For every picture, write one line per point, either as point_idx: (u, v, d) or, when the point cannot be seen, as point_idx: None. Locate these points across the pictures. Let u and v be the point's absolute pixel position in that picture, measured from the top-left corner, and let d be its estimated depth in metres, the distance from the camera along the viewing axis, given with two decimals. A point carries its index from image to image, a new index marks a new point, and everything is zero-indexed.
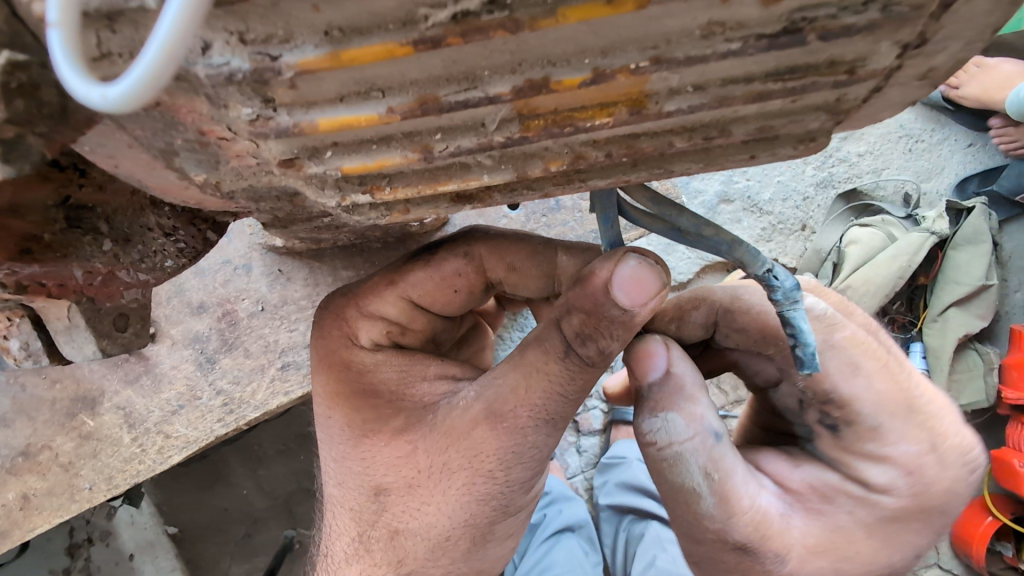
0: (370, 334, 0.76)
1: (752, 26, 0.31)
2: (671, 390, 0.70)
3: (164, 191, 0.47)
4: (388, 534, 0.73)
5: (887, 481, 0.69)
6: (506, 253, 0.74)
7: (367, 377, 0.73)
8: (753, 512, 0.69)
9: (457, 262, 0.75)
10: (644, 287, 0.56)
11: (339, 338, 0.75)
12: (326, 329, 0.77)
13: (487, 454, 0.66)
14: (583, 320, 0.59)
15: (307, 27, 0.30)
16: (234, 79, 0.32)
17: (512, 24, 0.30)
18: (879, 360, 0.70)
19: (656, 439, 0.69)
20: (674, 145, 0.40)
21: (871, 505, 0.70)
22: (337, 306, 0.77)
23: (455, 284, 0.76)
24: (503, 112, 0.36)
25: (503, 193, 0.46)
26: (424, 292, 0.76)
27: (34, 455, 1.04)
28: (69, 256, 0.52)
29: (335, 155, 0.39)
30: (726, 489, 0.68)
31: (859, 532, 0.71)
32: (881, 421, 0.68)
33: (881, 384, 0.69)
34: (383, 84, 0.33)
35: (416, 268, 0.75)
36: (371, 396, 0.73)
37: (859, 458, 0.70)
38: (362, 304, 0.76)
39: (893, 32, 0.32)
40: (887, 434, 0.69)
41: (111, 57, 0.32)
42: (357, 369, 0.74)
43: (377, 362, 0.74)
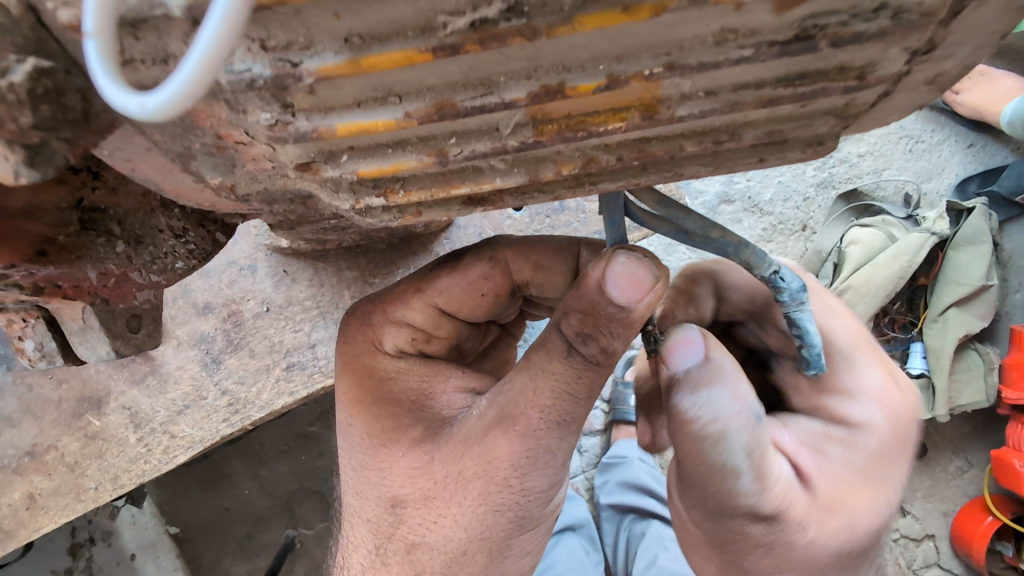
0: (394, 342, 0.76)
1: (764, 33, 0.32)
2: (709, 373, 0.67)
3: (179, 193, 0.47)
4: (405, 547, 0.73)
5: (870, 416, 0.72)
6: (531, 252, 0.75)
7: (388, 384, 0.74)
8: (784, 485, 0.67)
9: (483, 266, 0.76)
10: (637, 281, 0.57)
11: (364, 344, 0.76)
12: (354, 334, 0.77)
13: (502, 462, 0.66)
14: (581, 319, 0.60)
15: (327, 34, 0.31)
16: (255, 85, 0.32)
17: (530, 31, 0.30)
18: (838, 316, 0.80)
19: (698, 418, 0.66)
20: (685, 148, 0.40)
21: (859, 446, 0.71)
22: (364, 311, 0.77)
23: (482, 287, 0.76)
24: (517, 117, 0.36)
25: (514, 196, 0.46)
26: (451, 299, 0.76)
27: (39, 455, 1.04)
28: (83, 258, 0.52)
29: (351, 158, 0.39)
30: (764, 464, 0.66)
31: (858, 477, 0.71)
32: (851, 352, 0.75)
33: (841, 332, 0.77)
34: (400, 90, 0.34)
35: (443, 273, 0.76)
36: (392, 404, 0.73)
37: (836, 401, 0.73)
38: (390, 310, 0.77)
39: (902, 38, 0.32)
40: (854, 374, 0.74)
41: (134, 63, 0.32)
42: (380, 375, 0.74)
43: (400, 370, 0.75)
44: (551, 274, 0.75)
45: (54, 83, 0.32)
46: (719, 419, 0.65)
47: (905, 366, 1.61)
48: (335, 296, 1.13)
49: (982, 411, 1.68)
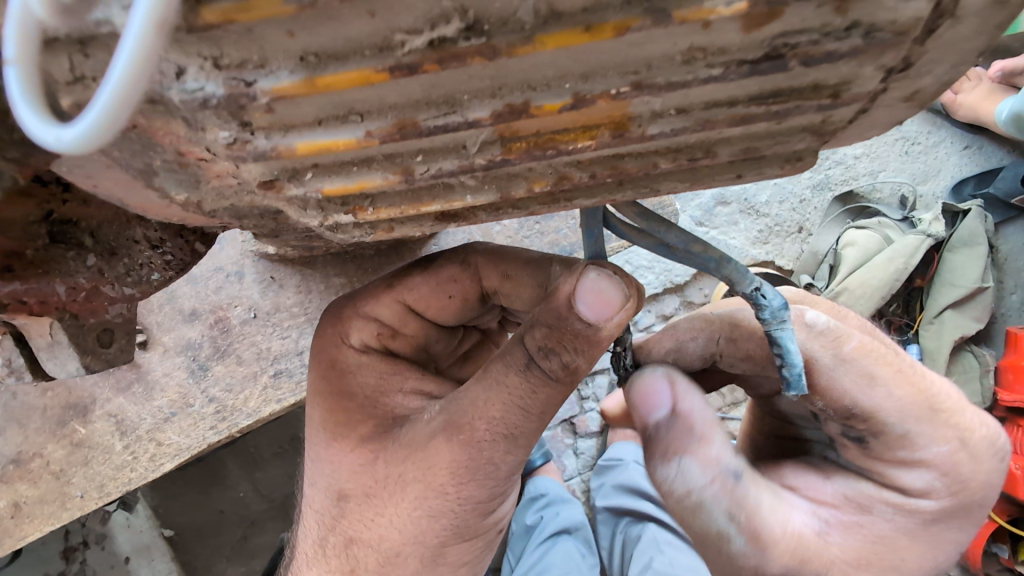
0: (361, 337, 0.74)
1: (733, 52, 0.31)
2: (682, 428, 0.65)
3: (146, 209, 0.46)
4: (343, 541, 0.71)
5: (925, 488, 0.64)
6: (501, 261, 0.74)
7: (346, 378, 0.71)
8: (789, 538, 0.63)
9: (453, 269, 0.76)
10: (603, 300, 0.57)
11: (330, 336, 0.74)
12: (324, 327, 0.75)
13: (444, 467, 0.63)
14: (546, 334, 0.59)
15: (282, 51, 0.30)
16: (209, 104, 0.31)
17: (490, 50, 0.29)
18: (892, 364, 0.65)
19: (674, 488, 0.64)
20: (659, 166, 0.39)
21: (913, 510, 0.64)
22: (336, 306, 0.76)
23: (450, 290, 0.76)
24: (484, 135, 0.35)
25: (488, 212, 0.45)
26: (419, 299, 0.76)
27: (24, 463, 1.03)
28: (51, 272, 0.52)
29: (315, 176, 0.38)
30: (755, 524, 0.62)
31: (904, 540, 0.65)
32: (909, 428, 0.63)
33: (900, 391, 0.64)
34: (361, 108, 0.33)
35: (415, 273, 0.76)
36: (346, 399, 0.70)
37: (893, 465, 0.65)
38: (359, 304, 0.75)
39: (877, 56, 0.31)
40: (917, 438, 0.64)
41: (84, 81, 0.31)
42: (340, 368, 0.72)
43: (360, 365, 0.72)
44: (518, 286, 0.74)
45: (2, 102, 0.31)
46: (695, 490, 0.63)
47: None
48: (322, 302, 1.12)
49: None
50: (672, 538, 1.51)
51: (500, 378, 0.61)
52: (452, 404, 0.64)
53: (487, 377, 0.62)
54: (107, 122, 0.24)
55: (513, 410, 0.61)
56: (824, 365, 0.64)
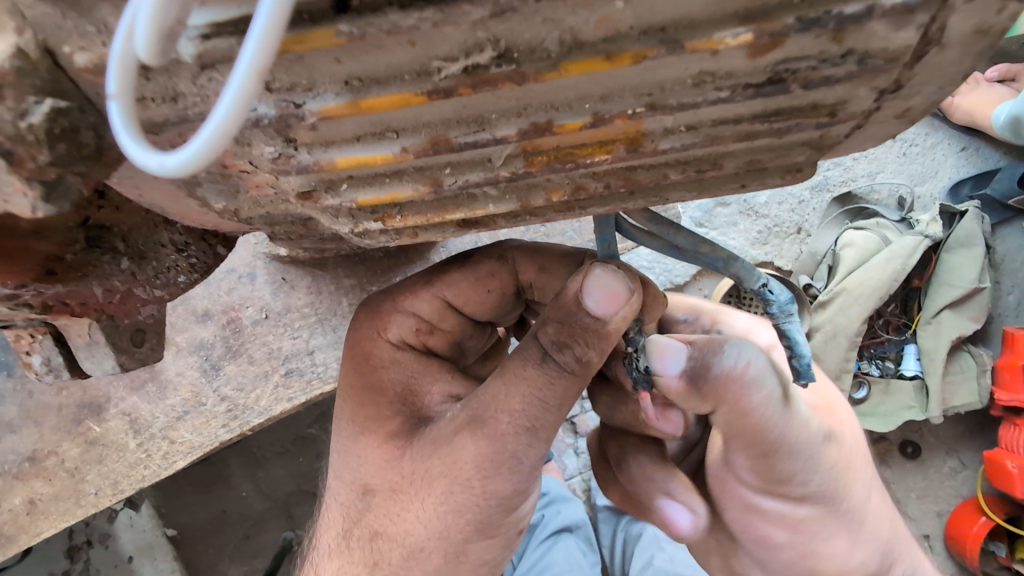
0: (398, 331, 0.77)
1: (739, 76, 0.34)
2: (707, 347, 0.68)
3: (184, 216, 0.49)
4: (368, 536, 0.72)
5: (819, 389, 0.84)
6: (538, 255, 0.78)
7: (378, 373, 0.74)
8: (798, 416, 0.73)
9: (491, 264, 0.80)
10: (608, 292, 0.60)
11: (368, 331, 0.77)
12: (362, 321, 0.78)
13: (469, 461, 0.65)
14: (558, 328, 0.62)
15: (329, 76, 0.33)
16: (260, 123, 0.34)
17: (519, 76, 0.32)
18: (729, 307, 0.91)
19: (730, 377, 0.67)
20: (669, 177, 0.42)
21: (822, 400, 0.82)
22: (374, 302, 0.79)
23: (489, 284, 0.79)
24: (509, 150, 0.38)
25: (507, 219, 0.48)
26: (459, 294, 0.79)
27: (40, 460, 1.06)
28: (89, 275, 0.54)
29: (350, 187, 0.41)
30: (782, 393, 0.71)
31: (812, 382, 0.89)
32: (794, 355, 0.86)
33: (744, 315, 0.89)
34: (397, 126, 0.36)
35: (455, 268, 0.79)
36: (377, 394, 0.73)
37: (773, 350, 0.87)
38: (398, 300, 0.78)
39: (870, 80, 0.34)
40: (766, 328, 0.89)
41: (145, 101, 0.34)
42: (373, 363, 0.75)
43: (394, 360, 0.75)
44: (551, 279, 0.77)
45: (69, 121, 0.34)
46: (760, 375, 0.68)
47: (900, 367, 1.64)
48: (332, 303, 1.15)
49: (975, 412, 1.71)
50: None
51: (518, 369, 0.64)
52: (476, 400, 0.66)
53: (510, 374, 0.64)
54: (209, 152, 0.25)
55: (526, 400, 0.64)
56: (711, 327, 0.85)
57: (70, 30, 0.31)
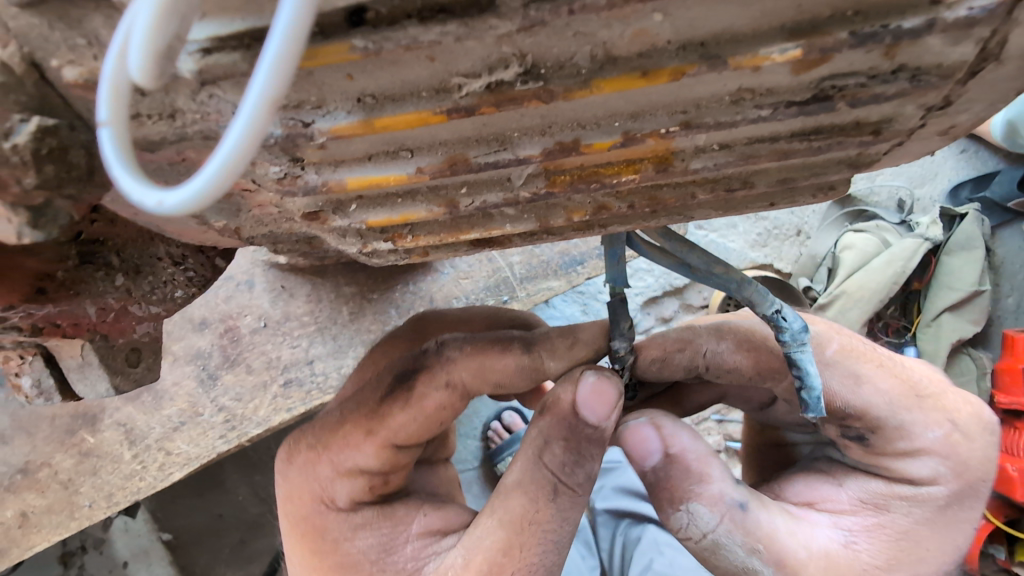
0: (347, 493, 0.64)
1: (781, 93, 0.31)
2: (680, 476, 0.62)
3: (180, 233, 0.47)
4: None
5: (933, 473, 0.66)
6: (489, 372, 0.64)
7: (342, 548, 0.63)
8: (816, 557, 0.63)
9: (439, 395, 0.63)
10: (604, 400, 0.57)
11: (311, 503, 0.65)
12: (297, 484, 0.66)
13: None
14: (564, 446, 0.59)
15: (340, 93, 0.30)
16: (266, 143, 0.32)
17: (546, 94, 0.30)
18: (870, 362, 0.69)
19: (689, 532, 0.63)
20: (697, 196, 0.40)
21: (925, 501, 0.66)
22: (305, 459, 0.66)
23: (441, 416, 0.65)
24: (529, 169, 0.36)
25: (523, 238, 0.46)
26: (407, 435, 0.64)
27: (32, 472, 1.02)
28: (81, 293, 0.51)
29: (360, 208, 0.38)
30: (777, 550, 0.62)
31: (924, 531, 0.66)
32: (902, 418, 0.66)
33: (884, 386, 0.67)
34: (411, 145, 0.34)
35: (395, 407, 0.63)
36: (351, 572, 0.62)
37: (893, 458, 0.67)
38: (336, 459, 0.64)
39: (919, 97, 0.32)
40: (912, 428, 0.66)
41: (140, 119, 0.32)
42: (332, 539, 0.63)
43: (356, 529, 0.63)
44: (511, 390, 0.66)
45: (60, 140, 0.31)
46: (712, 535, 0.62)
47: None
48: (332, 311, 1.13)
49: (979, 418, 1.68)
50: (674, 539, 1.43)
51: (528, 517, 0.57)
52: (483, 561, 0.57)
53: (524, 524, 0.57)
54: (211, 191, 0.22)
55: (536, 544, 0.58)
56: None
57: (58, 42, 0.29)
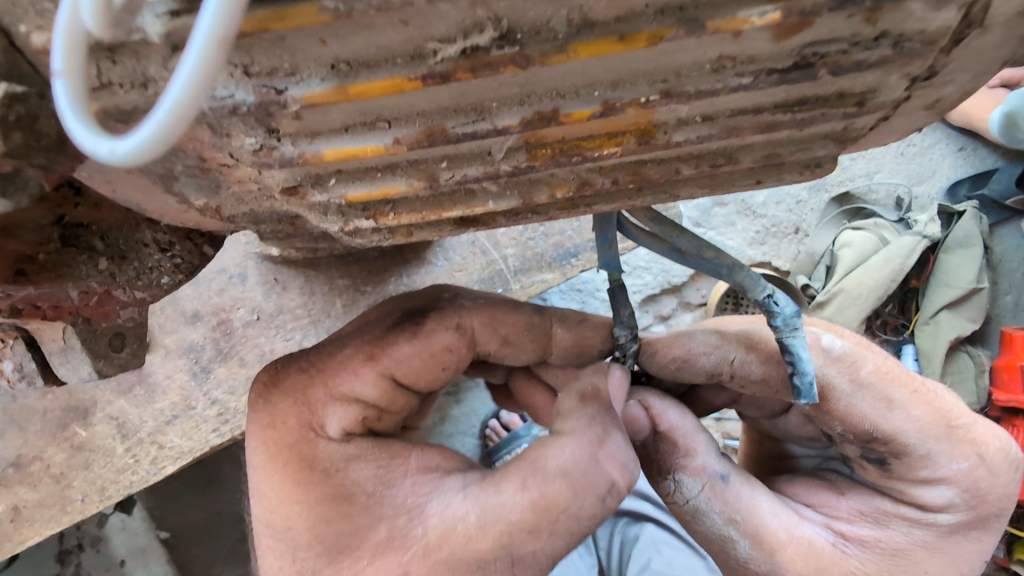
0: (338, 423, 0.61)
1: (763, 60, 0.31)
2: (667, 450, 0.65)
3: (163, 214, 0.46)
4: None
5: (944, 498, 0.64)
6: (500, 324, 0.66)
7: (335, 479, 0.57)
8: (800, 546, 0.63)
9: (448, 336, 0.64)
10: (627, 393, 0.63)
11: (299, 430, 0.60)
12: (282, 411, 0.62)
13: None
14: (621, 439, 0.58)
15: (314, 59, 0.30)
16: (238, 111, 0.31)
17: (523, 59, 0.29)
18: (906, 386, 0.64)
19: (675, 497, 0.65)
20: (681, 172, 0.39)
21: (930, 524, 0.65)
22: (296, 387, 0.63)
23: (445, 360, 0.64)
24: (510, 142, 0.35)
25: (507, 217, 0.45)
26: (409, 372, 0.63)
27: (24, 466, 1.01)
28: (64, 277, 0.51)
29: (339, 182, 0.38)
30: (758, 530, 0.63)
31: (922, 554, 0.65)
32: (928, 447, 0.63)
33: (918, 413, 0.63)
34: (389, 115, 0.33)
35: (402, 341, 0.63)
36: (346, 503, 0.56)
37: (913, 483, 0.65)
38: (332, 384, 0.62)
39: (903, 66, 0.32)
40: (936, 457, 0.64)
41: (111, 87, 0.31)
42: (322, 469, 0.58)
43: (350, 459, 0.59)
44: (518, 352, 0.67)
45: (28, 108, 0.31)
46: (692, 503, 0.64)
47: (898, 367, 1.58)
48: (326, 304, 1.12)
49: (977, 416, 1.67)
50: (671, 538, 1.43)
51: (565, 506, 0.54)
52: (500, 530, 0.53)
53: (576, 478, 0.54)
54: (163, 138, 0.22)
55: (563, 528, 0.54)
56: (841, 392, 0.63)
57: (26, 6, 0.28)
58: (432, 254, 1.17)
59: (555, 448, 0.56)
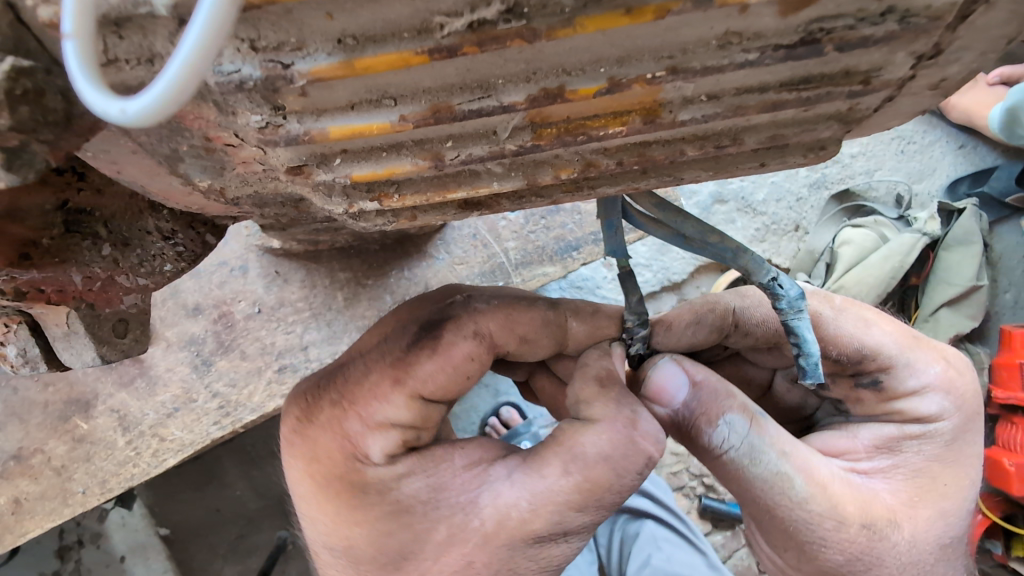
0: (380, 447, 0.61)
1: (768, 37, 0.31)
2: (711, 397, 0.63)
3: (167, 196, 0.46)
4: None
5: (941, 407, 0.69)
6: (517, 324, 0.64)
7: (390, 496, 0.60)
8: (837, 480, 0.64)
9: (467, 345, 0.62)
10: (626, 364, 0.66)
11: (345, 459, 0.61)
12: (323, 441, 0.63)
13: (550, 563, 0.59)
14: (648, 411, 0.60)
15: (320, 34, 0.30)
16: (244, 87, 0.31)
17: (529, 33, 0.29)
18: (875, 310, 0.73)
19: (725, 450, 0.62)
20: (686, 153, 0.39)
21: (936, 435, 0.68)
22: (330, 419, 0.63)
23: (468, 370, 0.63)
24: (515, 121, 0.35)
25: (512, 200, 0.46)
26: (437, 387, 0.62)
27: (26, 458, 1.01)
28: (68, 261, 0.50)
29: (344, 162, 0.38)
30: (802, 463, 0.63)
31: (938, 466, 0.68)
32: (908, 356, 0.69)
33: (889, 328, 0.70)
34: (395, 93, 0.33)
35: (423, 358, 0.61)
36: (404, 514, 0.59)
37: (909, 399, 0.69)
38: (365, 414, 0.62)
39: (909, 43, 0.32)
40: (916, 363, 0.70)
41: (117, 64, 0.31)
42: (375, 489, 0.60)
43: (400, 476, 0.60)
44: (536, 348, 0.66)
45: (35, 83, 0.31)
46: (745, 448, 0.61)
47: None
48: (327, 297, 1.12)
49: None
50: (671, 534, 1.41)
51: (609, 484, 0.57)
52: (552, 510, 0.56)
53: (616, 463, 0.56)
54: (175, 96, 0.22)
55: (608, 501, 0.58)
56: (828, 319, 0.69)
57: None
58: (433, 249, 1.17)
59: (591, 433, 0.57)
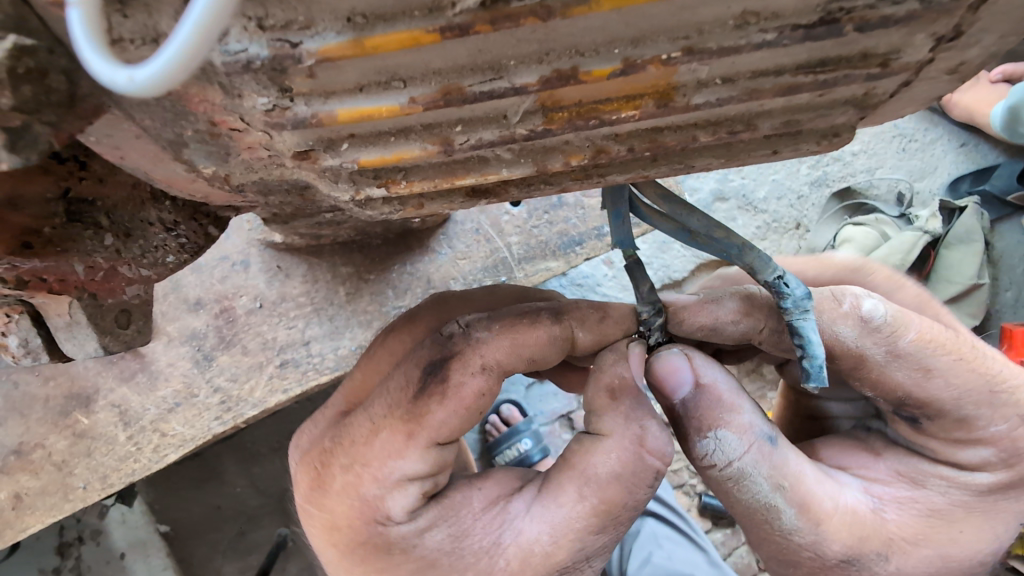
0: (400, 505, 0.61)
1: (787, 16, 0.30)
2: (711, 402, 0.62)
3: (171, 183, 0.45)
4: None
5: (980, 458, 0.66)
6: (523, 348, 0.60)
7: (416, 552, 0.61)
8: (841, 513, 0.64)
9: (477, 381, 0.59)
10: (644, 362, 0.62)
11: (367, 522, 0.61)
12: (342, 504, 0.63)
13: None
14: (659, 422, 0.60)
15: (329, 11, 0.29)
16: (251, 67, 0.30)
17: (544, 10, 0.29)
18: (952, 354, 0.63)
19: (714, 461, 0.63)
20: (698, 139, 0.39)
21: (968, 485, 0.67)
22: (344, 483, 0.62)
23: (478, 405, 0.60)
24: (527, 104, 0.35)
25: (520, 187, 0.45)
26: (449, 430, 0.59)
27: (26, 453, 1.01)
28: (69, 251, 0.49)
29: (352, 146, 0.37)
30: (803, 496, 0.63)
31: (959, 512, 0.68)
32: (967, 412, 0.64)
33: (958, 380, 0.63)
34: (404, 74, 0.32)
35: (434, 405, 0.58)
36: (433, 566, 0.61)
37: (948, 444, 0.67)
38: (379, 477, 0.60)
39: (929, 23, 0.31)
40: (975, 421, 0.64)
41: (122, 43, 0.31)
42: (400, 548, 0.61)
43: (423, 533, 0.61)
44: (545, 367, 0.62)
45: (37, 61, 0.31)
46: (737, 465, 0.62)
47: None
48: (329, 292, 1.11)
49: None
50: (672, 533, 1.41)
51: (622, 503, 0.60)
52: (572, 539, 0.60)
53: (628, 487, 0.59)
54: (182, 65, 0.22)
55: (623, 520, 0.61)
56: (876, 362, 0.62)
57: None
58: (434, 245, 1.16)
59: (600, 456, 0.59)
